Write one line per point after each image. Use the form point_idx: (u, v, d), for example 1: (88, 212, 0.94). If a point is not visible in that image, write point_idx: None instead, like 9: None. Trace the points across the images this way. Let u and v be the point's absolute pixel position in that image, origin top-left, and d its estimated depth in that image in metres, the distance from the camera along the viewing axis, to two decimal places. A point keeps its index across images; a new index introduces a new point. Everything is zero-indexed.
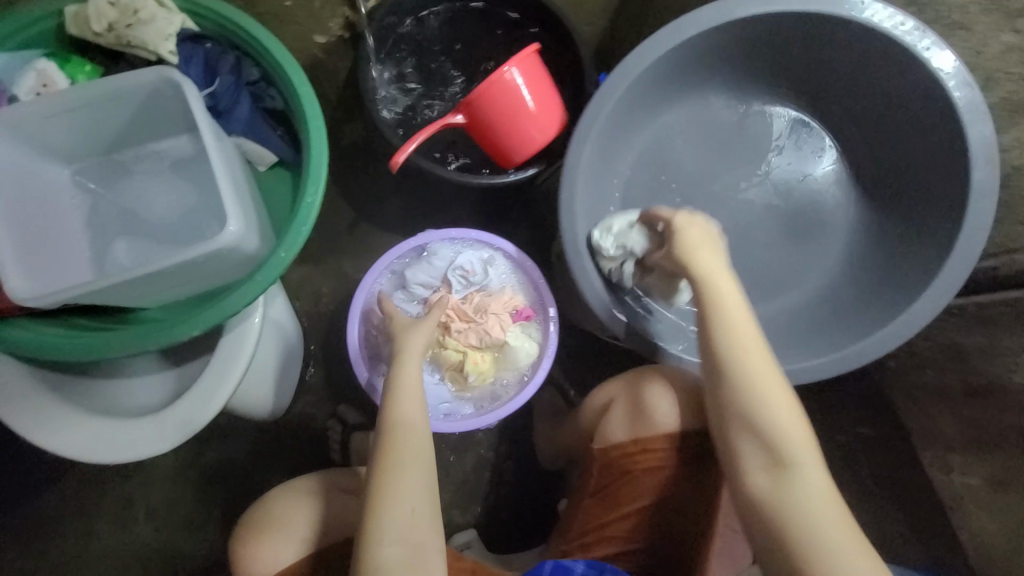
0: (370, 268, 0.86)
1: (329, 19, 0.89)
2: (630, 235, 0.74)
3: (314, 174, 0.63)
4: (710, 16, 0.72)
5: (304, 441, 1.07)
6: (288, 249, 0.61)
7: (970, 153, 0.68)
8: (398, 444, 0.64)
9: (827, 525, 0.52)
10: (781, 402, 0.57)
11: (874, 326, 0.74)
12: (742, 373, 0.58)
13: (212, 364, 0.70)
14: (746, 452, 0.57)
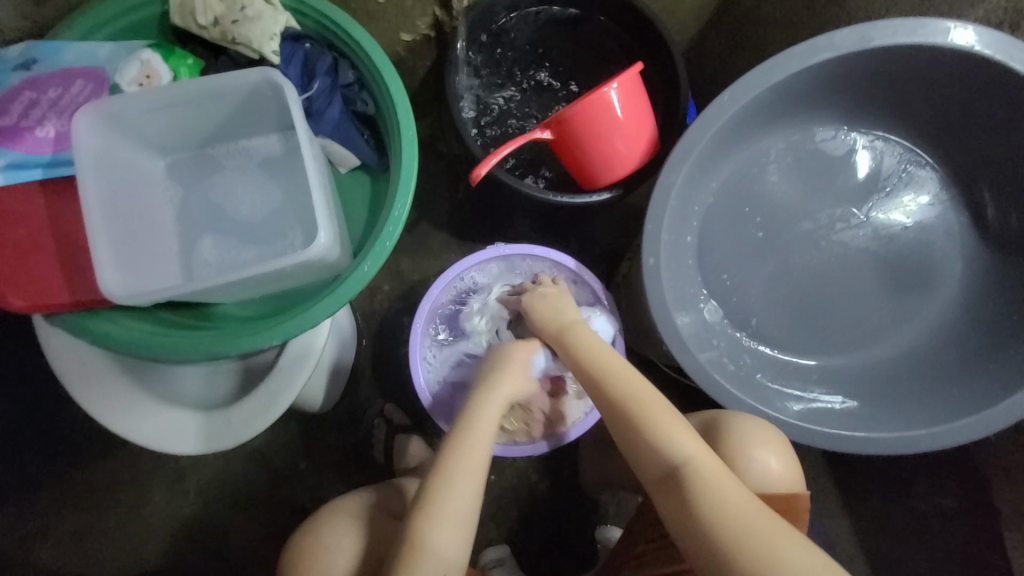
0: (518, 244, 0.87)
1: (419, 18, 0.87)
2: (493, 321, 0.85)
3: (403, 186, 0.61)
4: (850, 41, 0.65)
5: (348, 435, 1.07)
6: (373, 264, 0.60)
7: None
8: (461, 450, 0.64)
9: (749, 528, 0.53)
10: (649, 408, 0.62)
11: (983, 397, 0.67)
12: (615, 395, 0.64)
13: (280, 366, 0.70)
14: (645, 472, 0.61)
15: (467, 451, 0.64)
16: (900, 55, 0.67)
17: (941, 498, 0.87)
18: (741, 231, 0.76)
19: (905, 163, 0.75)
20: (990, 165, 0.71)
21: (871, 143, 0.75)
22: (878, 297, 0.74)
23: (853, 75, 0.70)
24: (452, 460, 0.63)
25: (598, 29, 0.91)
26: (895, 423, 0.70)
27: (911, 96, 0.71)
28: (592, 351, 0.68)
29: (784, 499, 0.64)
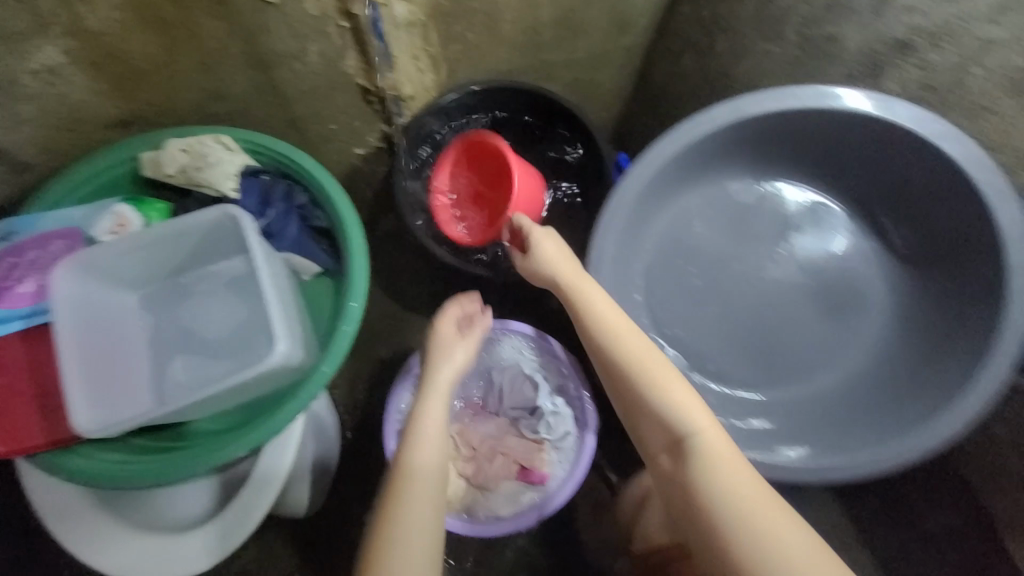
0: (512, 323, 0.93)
1: (368, 134, 0.98)
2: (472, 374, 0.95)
3: (355, 288, 0.67)
4: (728, 112, 0.75)
5: (337, 536, 1.04)
6: (335, 363, 0.64)
7: (1000, 232, 0.65)
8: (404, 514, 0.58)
9: (750, 504, 0.52)
10: (658, 376, 0.60)
11: (927, 411, 0.69)
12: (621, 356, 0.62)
13: (255, 475, 0.71)
14: (652, 438, 0.60)
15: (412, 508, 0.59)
16: (778, 117, 0.76)
17: (943, 515, 0.86)
18: (679, 282, 0.82)
19: (811, 199, 0.82)
20: (885, 195, 0.78)
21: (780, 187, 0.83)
22: (819, 323, 0.78)
23: (747, 136, 0.79)
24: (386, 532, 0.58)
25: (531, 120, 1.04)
26: (864, 445, 0.70)
27: (804, 146, 0.80)
28: (606, 314, 0.65)
29: None
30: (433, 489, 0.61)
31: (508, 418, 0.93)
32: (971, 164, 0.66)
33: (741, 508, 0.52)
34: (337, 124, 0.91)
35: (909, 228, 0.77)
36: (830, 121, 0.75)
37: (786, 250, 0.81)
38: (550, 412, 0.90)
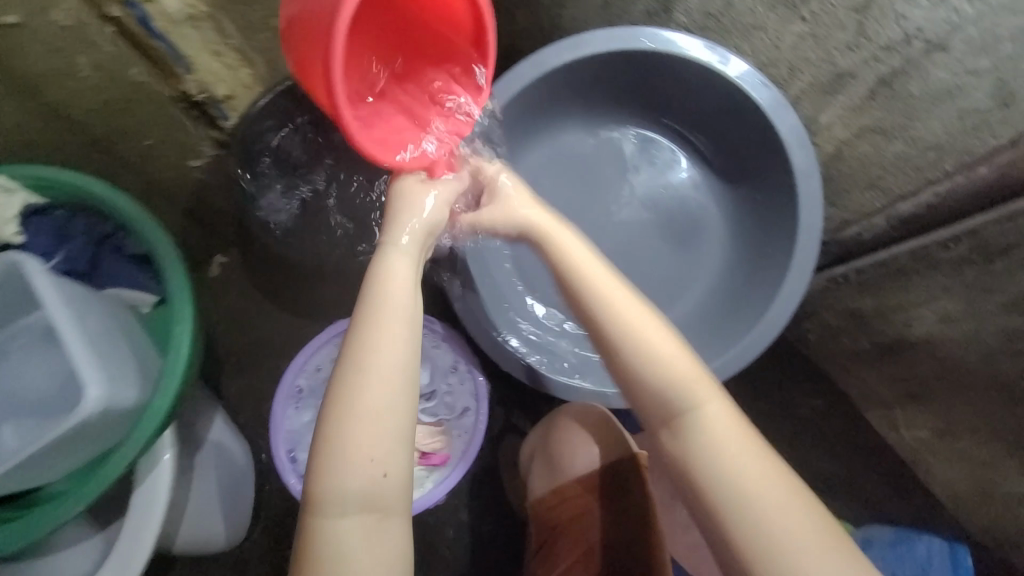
0: None
1: (200, 143, 0.93)
2: None
3: (178, 310, 0.66)
4: (532, 68, 0.74)
5: (275, 549, 1.10)
6: (173, 395, 0.65)
7: (783, 141, 0.70)
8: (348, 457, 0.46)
9: (766, 489, 0.48)
10: (655, 341, 0.52)
11: (750, 318, 0.76)
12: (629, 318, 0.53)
13: (130, 518, 0.71)
14: (652, 411, 0.52)
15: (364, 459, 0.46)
16: (587, 65, 0.77)
17: (814, 399, 0.97)
18: None
19: (638, 136, 0.86)
20: (699, 124, 0.82)
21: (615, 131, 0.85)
22: (665, 254, 0.84)
23: (563, 86, 0.80)
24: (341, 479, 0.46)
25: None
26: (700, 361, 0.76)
27: (624, 90, 0.82)
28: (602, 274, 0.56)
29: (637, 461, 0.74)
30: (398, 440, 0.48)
31: None
32: (751, 85, 0.70)
33: (754, 490, 0.48)
34: (152, 141, 0.86)
35: (723, 152, 0.82)
36: (634, 60, 0.76)
37: (627, 191, 0.84)
38: (445, 392, 0.92)
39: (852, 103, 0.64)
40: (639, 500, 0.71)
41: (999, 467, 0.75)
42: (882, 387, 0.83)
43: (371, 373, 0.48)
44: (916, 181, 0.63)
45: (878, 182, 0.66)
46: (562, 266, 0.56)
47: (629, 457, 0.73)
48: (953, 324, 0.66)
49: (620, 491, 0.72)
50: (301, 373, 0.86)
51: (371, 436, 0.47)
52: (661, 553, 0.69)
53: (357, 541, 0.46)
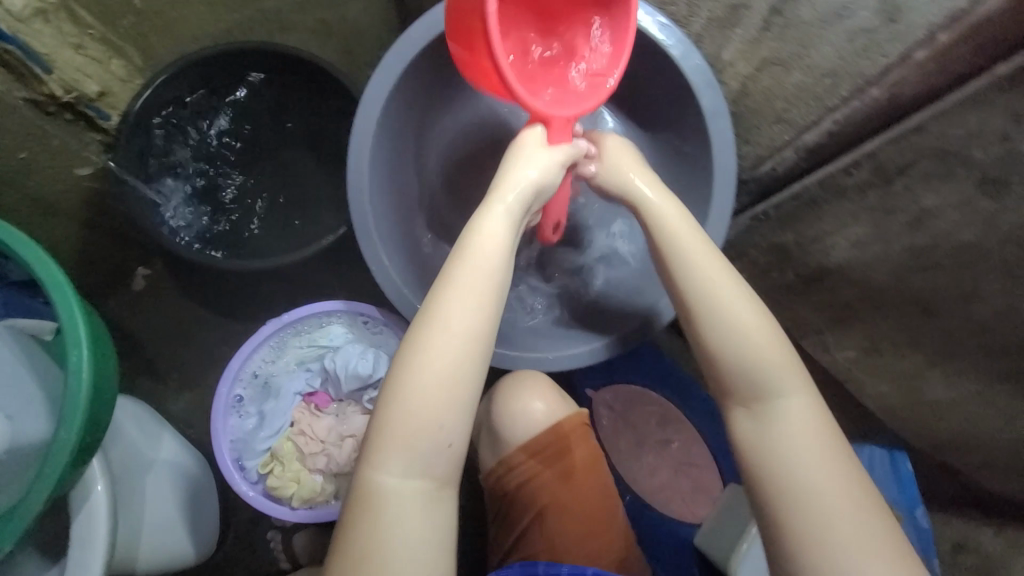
0: (319, 304, 0.85)
1: (85, 149, 0.86)
2: (297, 370, 0.86)
3: (72, 339, 0.61)
4: (425, 30, 0.72)
5: (251, 552, 1.11)
6: (80, 429, 0.59)
7: (689, 82, 0.69)
8: (403, 411, 0.50)
9: (825, 497, 0.51)
10: (744, 325, 0.56)
11: None
12: (732, 302, 0.57)
13: (76, 539, 0.73)
14: (736, 385, 0.56)
15: (410, 422, 0.50)
16: None
17: None
18: None
19: None
20: None
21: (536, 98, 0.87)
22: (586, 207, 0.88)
23: (449, 55, 0.80)
24: (392, 430, 0.50)
25: (253, 78, 0.90)
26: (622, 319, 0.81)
27: None
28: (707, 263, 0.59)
29: (580, 424, 0.76)
30: (449, 418, 0.50)
31: (353, 398, 0.86)
32: (652, 26, 0.68)
33: (811, 495, 0.51)
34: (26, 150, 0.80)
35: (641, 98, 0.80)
36: None
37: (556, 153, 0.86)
38: None
39: (748, 36, 0.63)
40: (576, 459, 0.74)
41: (921, 377, 0.80)
42: (813, 315, 0.86)
43: (433, 336, 0.51)
44: (817, 111, 0.62)
45: (784, 114, 0.66)
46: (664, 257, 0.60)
47: (565, 419, 0.76)
48: (865, 249, 0.68)
49: (560, 454, 0.74)
50: (236, 382, 0.82)
51: (438, 402, 0.50)
52: (597, 501, 0.74)
53: (402, 507, 0.49)
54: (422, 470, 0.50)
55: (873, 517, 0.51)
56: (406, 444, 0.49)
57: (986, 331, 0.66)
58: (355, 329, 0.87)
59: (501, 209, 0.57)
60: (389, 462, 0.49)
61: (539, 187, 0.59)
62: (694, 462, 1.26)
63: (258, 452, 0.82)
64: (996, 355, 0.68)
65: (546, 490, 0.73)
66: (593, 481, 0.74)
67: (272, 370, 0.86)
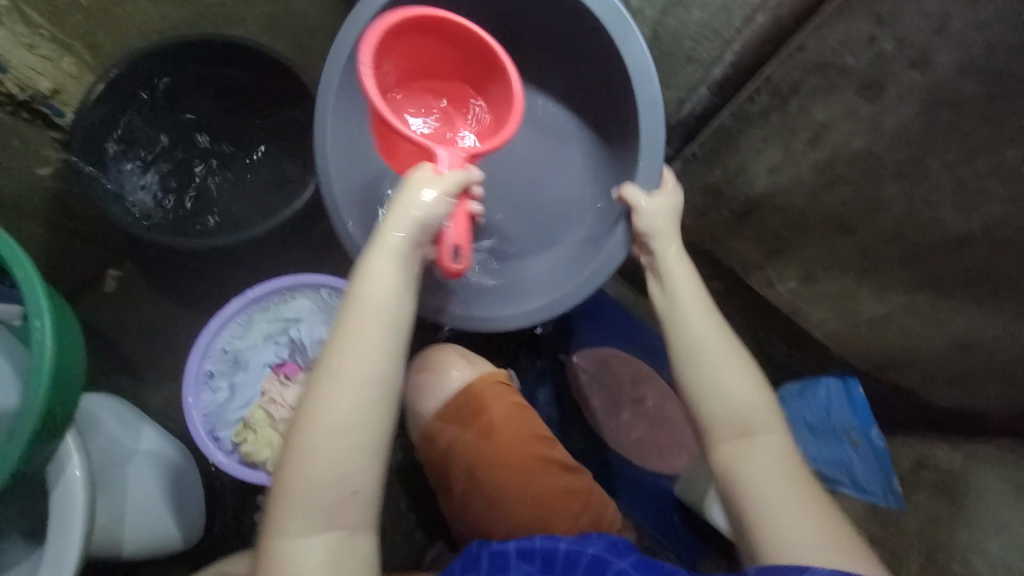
0: (281, 278, 0.88)
1: (44, 147, 0.90)
2: (263, 344, 0.89)
3: (35, 312, 0.64)
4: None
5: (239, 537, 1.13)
6: (47, 396, 0.63)
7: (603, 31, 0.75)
8: (299, 459, 0.56)
9: (787, 518, 0.60)
10: (730, 365, 0.68)
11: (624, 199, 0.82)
12: (717, 343, 0.69)
13: (53, 519, 0.76)
14: (719, 422, 0.66)
15: (305, 470, 0.56)
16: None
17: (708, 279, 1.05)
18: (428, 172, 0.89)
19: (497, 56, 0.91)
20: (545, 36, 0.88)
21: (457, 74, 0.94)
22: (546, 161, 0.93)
23: None
24: (291, 479, 0.56)
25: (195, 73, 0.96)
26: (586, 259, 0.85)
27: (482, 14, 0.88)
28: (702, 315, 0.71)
29: (492, 383, 0.82)
30: (338, 465, 0.56)
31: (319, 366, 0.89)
32: None
33: (773, 513, 0.60)
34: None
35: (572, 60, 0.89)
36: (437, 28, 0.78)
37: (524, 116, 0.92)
38: None
39: None
40: (494, 412, 0.80)
41: (855, 297, 0.85)
42: (753, 251, 0.91)
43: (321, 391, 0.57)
44: (718, 44, 0.71)
45: (693, 53, 0.73)
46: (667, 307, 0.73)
47: (475, 379, 0.82)
48: (780, 173, 0.74)
49: (475, 412, 0.80)
50: (206, 358, 0.86)
51: (328, 452, 0.56)
52: (523, 444, 0.80)
53: (307, 544, 0.55)
54: (328, 523, 0.55)
55: (832, 527, 0.60)
56: (308, 502, 0.55)
57: (897, 238, 0.71)
58: (318, 300, 0.91)
59: (379, 267, 0.61)
60: (296, 523, 0.55)
61: (418, 233, 0.63)
62: (668, 416, 1.30)
63: (231, 423, 0.85)
64: (910, 262, 0.74)
65: (470, 449, 0.79)
66: (514, 427, 0.80)
67: (239, 345, 0.88)
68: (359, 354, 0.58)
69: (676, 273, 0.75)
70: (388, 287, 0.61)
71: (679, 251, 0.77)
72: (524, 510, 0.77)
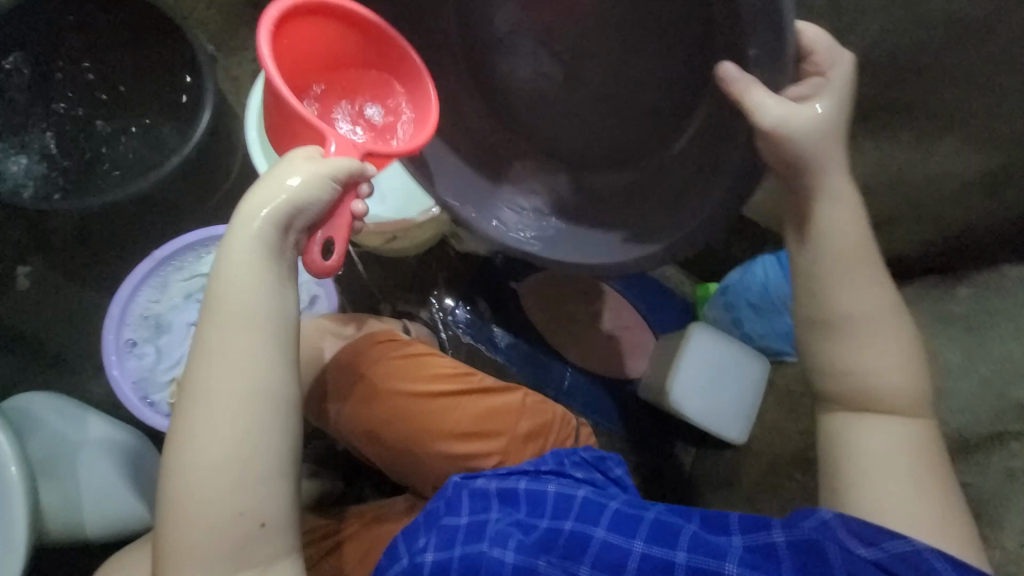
0: (188, 234, 0.86)
1: None
2: (184, 304, 0.86)
3: None
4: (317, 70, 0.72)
5: None
6: None
7: None
8: (184, 474, 0.56)
9: (889, 490, 0.63)
10: (879, 350, 0.65)
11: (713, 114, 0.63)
12: (862, 323, 0.65)
13: None
14: (866, 383, 0.66)
15: (192, 488, 0.56)
16: None
17: None
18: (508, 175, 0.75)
19: None
20: None
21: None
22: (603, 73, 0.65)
23: None
24: (175, 493, 0.57)
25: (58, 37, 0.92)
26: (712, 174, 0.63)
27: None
28: (865, 295, 0.65)
29: (366, 344, 0.80)
30: (225, 480, 0.56)
31: None
32: None
33: (877, 483, 0.64)
34: None
35: None
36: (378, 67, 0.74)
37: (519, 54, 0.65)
38: None
39: None
40: (377, 375, 0.78)
41: None
42: None
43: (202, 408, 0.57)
44: None
45: None
46: (816, 277, 0.66)
47: (347, 348, 0.80)
48: None
49: (352, 378, 0.78)
50: (123, 327, 0.83)
51: (211, 469, 0.56)
52: (421, 396, 0.77)
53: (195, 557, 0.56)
54: (222, 538, 0.56)
55: (940, 506, 0.63)
56: (195, 519, 0.56)
57: None
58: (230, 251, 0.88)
59: (236, 271, 0.58)
60: (186, 542, 0.56)
61: (279, 232, 0.58)
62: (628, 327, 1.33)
63: (160, 383, 0.83)
64: None
65: (366, 416, 0.77)
66: (397, 383, 0.78)
67: (156, 309, 0.85)
68: (229, 369, 0.57)
69: (837, 235, 0.64)
70: (251, 294, 0.58)
71: (851, 203, 0.64)
72: (444, 457, 0.77)
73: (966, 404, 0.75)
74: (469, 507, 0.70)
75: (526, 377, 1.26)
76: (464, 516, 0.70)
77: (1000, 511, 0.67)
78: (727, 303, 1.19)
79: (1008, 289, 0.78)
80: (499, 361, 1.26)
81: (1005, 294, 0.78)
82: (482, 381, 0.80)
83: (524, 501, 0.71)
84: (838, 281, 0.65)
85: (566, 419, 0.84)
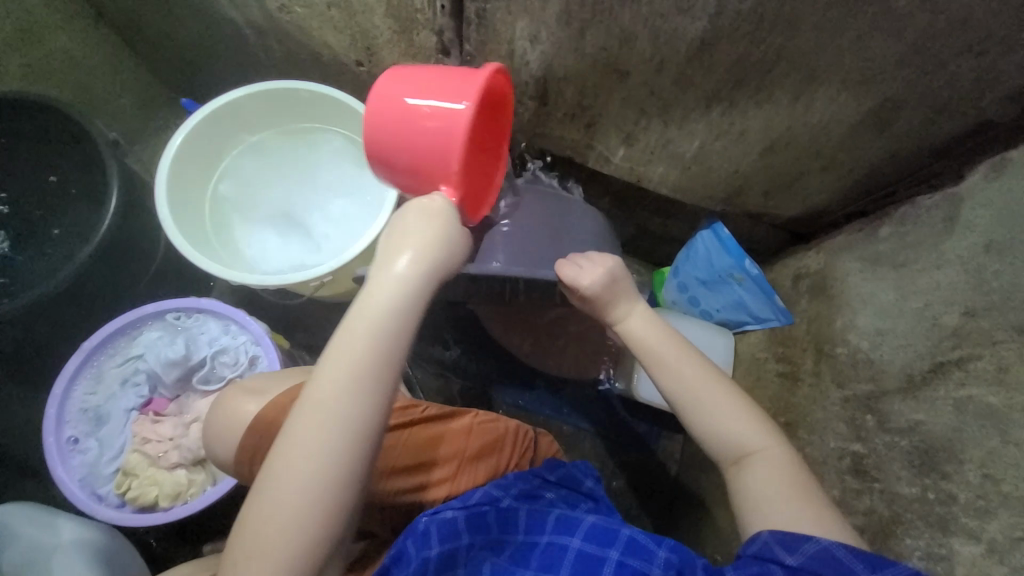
0: (114, 320, 0.88)
1: None
2: (122, 391, 0.89)
3: None
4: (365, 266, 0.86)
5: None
6: None
7: None
8: (295, 486, 0.53)
9: (785, 518, 0.61)
10: (719, 399, 0.70)
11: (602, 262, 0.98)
12: (691, 385, 0.71)
13: None
14: (714, 451, 0.70)
15: (300, 496, 0.53)
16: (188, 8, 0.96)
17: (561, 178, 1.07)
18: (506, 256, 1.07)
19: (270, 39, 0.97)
20: None
21: (269, 89, 0.96)
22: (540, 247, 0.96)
23: None
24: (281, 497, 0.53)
25: None
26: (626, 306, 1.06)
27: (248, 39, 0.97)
28: (679, 365, 0.72)
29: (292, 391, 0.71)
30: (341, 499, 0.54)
31: (184, 387, 0.91)
32: None
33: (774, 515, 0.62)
34: None
35: None
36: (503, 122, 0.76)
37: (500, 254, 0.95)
38: (214, 354, 0.90)
39: None
40: None
41: (669, 139, 0.87)
42: (573, 135, 0.93)
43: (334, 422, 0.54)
44: None
45: None
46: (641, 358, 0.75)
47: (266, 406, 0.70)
48: (541, 39, 0.74)
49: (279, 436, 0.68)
50: (63, 425, 0.85)
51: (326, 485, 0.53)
52: None
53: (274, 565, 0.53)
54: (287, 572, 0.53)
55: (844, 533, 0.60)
56: (280, 529, 0.53)
57: (662, 65, 0.73)
58: (160, 329, 0.91)
59: (390, 293, 0.57)
60: (257, 551, 0.53)
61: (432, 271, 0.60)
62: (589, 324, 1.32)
63: (109, 473, 0.86)
64: (685, 84, 0.76)
65: None
66: None
67: (96, 400, 0.88)
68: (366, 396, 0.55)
69: (634, 334, 0.76)
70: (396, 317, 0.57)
71: (637, 306, 0.77)
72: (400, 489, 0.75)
73: (910, 342, 0.73)
74: (438, 539, 0.67)
75: (496, 391, 1.26)
76: (433, 547, 0.66)
77: (959, 445, 0.64)
78: (679, 285, 1.16)
79: (925, 220, 0.77)
80: (468, 380, 1.26)
81: (923, 225, 0.77)
82: (426, 409, 0.80)
83: (495, 525, 0.68)
84: (658, 358, 0.73)
85: (519, 431, 0.85)
